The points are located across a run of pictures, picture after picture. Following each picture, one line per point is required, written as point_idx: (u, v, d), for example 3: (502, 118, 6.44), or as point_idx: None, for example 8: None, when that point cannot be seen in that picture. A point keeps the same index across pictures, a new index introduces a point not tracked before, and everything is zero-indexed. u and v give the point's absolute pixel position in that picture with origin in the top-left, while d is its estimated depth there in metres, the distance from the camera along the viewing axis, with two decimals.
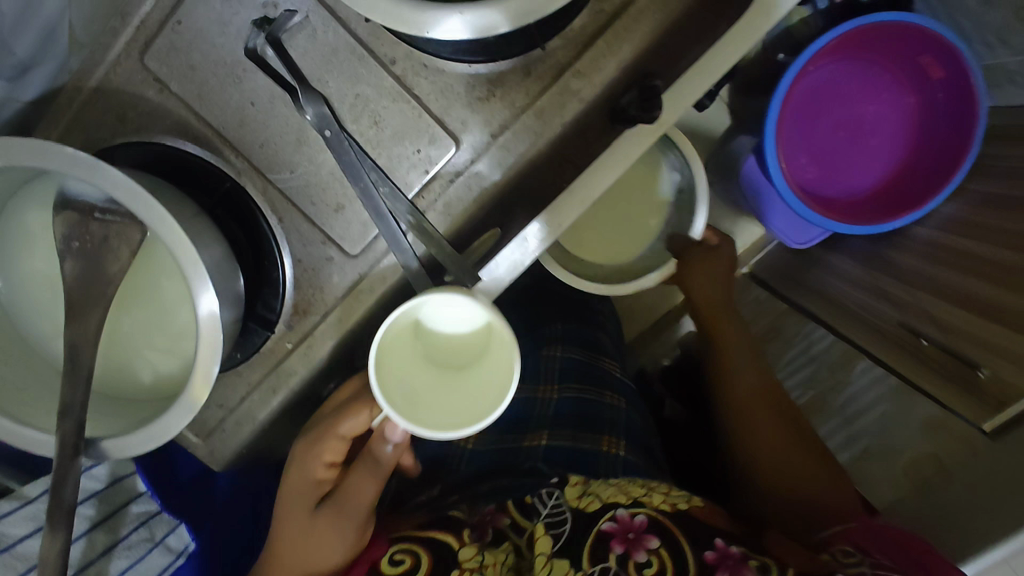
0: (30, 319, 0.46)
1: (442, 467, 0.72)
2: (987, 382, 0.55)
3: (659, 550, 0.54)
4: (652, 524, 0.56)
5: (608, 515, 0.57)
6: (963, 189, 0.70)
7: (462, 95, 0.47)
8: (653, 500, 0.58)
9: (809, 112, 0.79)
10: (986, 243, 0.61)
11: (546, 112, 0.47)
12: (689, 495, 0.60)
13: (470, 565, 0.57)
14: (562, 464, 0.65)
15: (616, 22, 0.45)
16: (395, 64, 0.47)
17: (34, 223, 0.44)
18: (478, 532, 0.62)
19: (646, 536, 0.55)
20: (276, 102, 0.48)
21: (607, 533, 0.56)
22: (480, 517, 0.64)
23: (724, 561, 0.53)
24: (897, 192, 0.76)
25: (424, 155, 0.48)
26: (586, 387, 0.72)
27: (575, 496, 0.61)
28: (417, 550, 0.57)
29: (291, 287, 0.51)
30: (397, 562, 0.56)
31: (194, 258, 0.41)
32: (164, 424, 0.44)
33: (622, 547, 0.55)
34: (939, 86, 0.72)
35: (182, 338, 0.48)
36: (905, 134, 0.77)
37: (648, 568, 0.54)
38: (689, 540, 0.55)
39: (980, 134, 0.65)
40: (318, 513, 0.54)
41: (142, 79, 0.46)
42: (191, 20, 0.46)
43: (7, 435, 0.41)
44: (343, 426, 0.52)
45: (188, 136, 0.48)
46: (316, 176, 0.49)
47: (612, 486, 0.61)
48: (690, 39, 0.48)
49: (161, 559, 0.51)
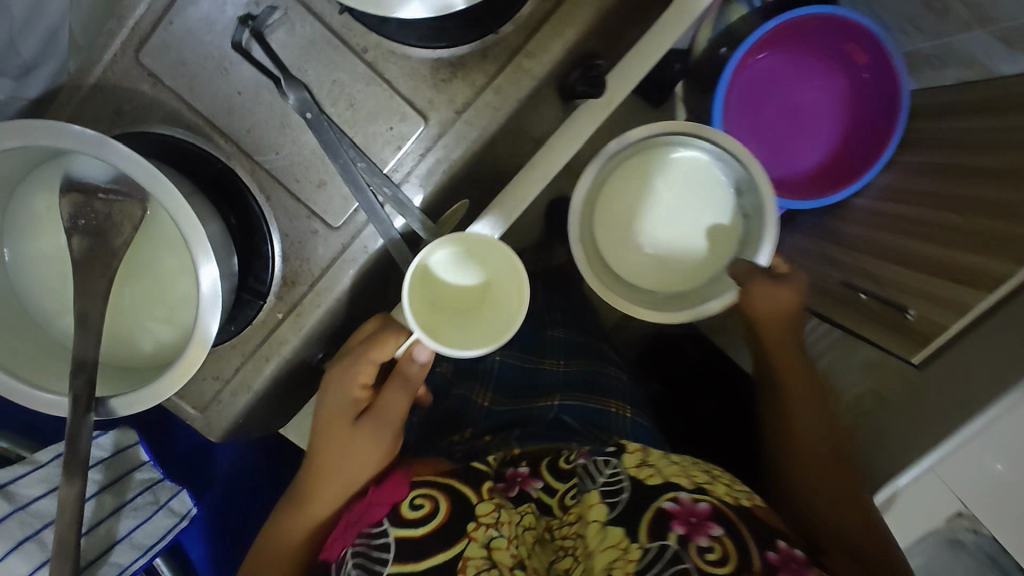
0: (37, 297, 0.47)
1: (460, 423, 0.65)
2: (915, 323, 0.60)
3: (722, 537, 0.51)
4: (716, 512, 0.52)
5: (669, 495, 0.54)
6: (897, 163, 0.80)
7: (427, 78, 0.48)
8: (715, 489, 0.55)
9: (752, 99, 0.89)
10: (922, 209, 0.67)
11: (504, 89, 0.48)
12: (752, 492, 0.57)
13: (487, 520, 0.50)
14: (580, 421, 0.62)
15: (560, 8, 0.47)
16: (367, 52, 0.48)
17: (42, 205, 0.45)
18: (503, 484, 0.56)
19: (708, 523, 0.52)
20: (261, 91, 0.48)
21: (668, 513, 0.53)
22: (510, 474, 0.58)
23: (788, 564, 0.49)
24: (838, 169, 0.87)
25: (398, 132, 0.49)
26: (591, 360, 0.69)
27: (635, 465, 0.58)
28: (438, 493, 0.51)
29: (279, 260, 0.52)
30: (414, 508, 0.50)
31: (197, 227, 0.42)
32: (169, 379, 0.44)
33: (683, 529, 0.52)
34: (864, 69, 0.85)
35: (181, 308, 0.48)
36: (839, 117, 0.89)
37: (710, 553, 0.50)
38: (756, 538, 0.51)
39: (902, 114, 0.78)
40: (359, 426, 0.53)
41: (137, 74, 0.48)
42: (180, 17, 0.46)
43: (24, 397, 0.43)
44: (374, 353, 0.50)
45: (181, 127, 0.49)
46: (300, 156, 0.49)
47: (674, 464, 0.58)
48: (625, 24, 0.51)
49: (166, 520, 0.61)
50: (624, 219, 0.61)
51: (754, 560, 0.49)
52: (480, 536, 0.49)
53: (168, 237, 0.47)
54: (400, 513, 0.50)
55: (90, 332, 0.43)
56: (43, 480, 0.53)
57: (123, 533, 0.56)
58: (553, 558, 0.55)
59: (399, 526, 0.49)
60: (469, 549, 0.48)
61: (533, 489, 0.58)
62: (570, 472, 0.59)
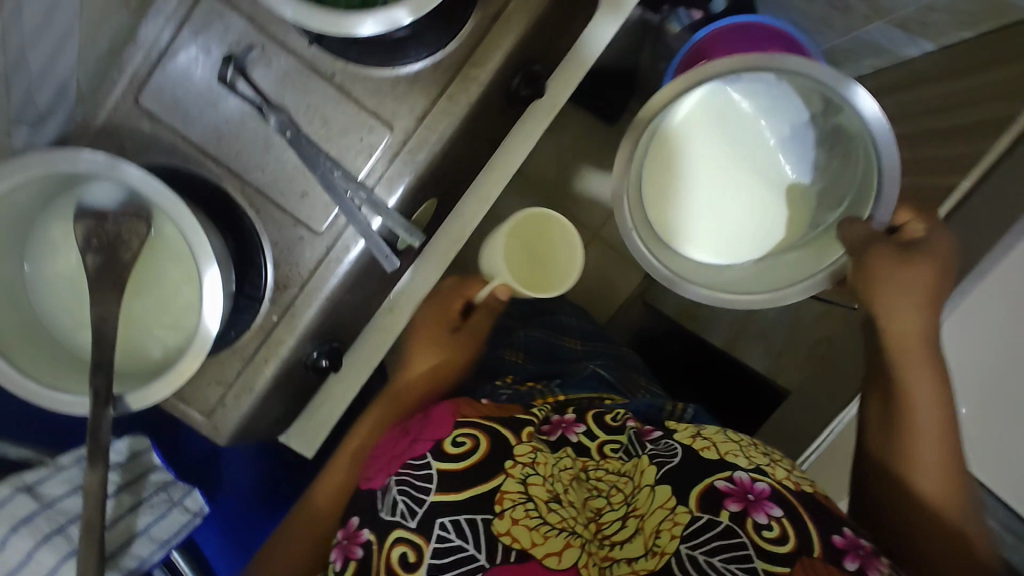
0: (54, 316, 0.52)
1: (500, 373, 0.75)
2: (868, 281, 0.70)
3: (782, 518, 0.50)
4: (775, 493, 0.51)
5: (724, 474, 0.53)
6: None
7: (389, 93, 0.55)
8: (776, 473, 0.54)
9: None
10: None
11: (456, 96, 0.56)
12: (813, 482, 0.55)
13: (524, 459, 0.51)
14: (614, 377, 0.75)
15: (496, 24, 0.55)
16: (335, 76, 0.55)
17: (59, 232, 0.51)
18: (546, 427, 0.59)
19: (767, 502, 0.50)
20: (246, 118, 0.55)
21: (722, 491, 0.52)
22: (555, 420, 0.60)
23: (853, 552, 0.48)
24: None
25: (368, 142, 0.56)
26: (607, 343, 0.83)
27: (688, 439, 0.57)
28: (480, 433, 0.52)
29: (271, 267, 0.58)
30: (456, 444, 0.51)
31: (200, 234, 0.48)
32: (183, 368, 0.49)
33: (739, 505, 0.51)
34: None
35: (186, 314, 0.53)
36: None
37: (769, 532, 0.49)
38: (821, 524, 0.49)
39: None
40: (456, 333, 0.69)
41: (137, 114, 0.55)
42: (173, 62, 0.54)
43: (45, 400, 0.48)
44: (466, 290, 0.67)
45: (178, 157, 0.56)
46: (283, 172, 0.56)
47: (730, 441, 0.57)
48: (555, 32, 0.59)
49: (181, 517, 0.67)
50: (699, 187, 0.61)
51: (814, 538, 0.49)
52: (518, 472, 0.50)
53: (174, 249, 0.52)
54: (443, 448, 0.51)
55: (108, 335, 0.49)
56: (68, 480, 0.61)
57: (142, 527, 0.64)
58: (587, 495, 0.56)
59: (442, 461, 0.50)
60: (506, 484, 0.49)
61: (574, 435, 0.59)
62: (617, 429, 0.60)
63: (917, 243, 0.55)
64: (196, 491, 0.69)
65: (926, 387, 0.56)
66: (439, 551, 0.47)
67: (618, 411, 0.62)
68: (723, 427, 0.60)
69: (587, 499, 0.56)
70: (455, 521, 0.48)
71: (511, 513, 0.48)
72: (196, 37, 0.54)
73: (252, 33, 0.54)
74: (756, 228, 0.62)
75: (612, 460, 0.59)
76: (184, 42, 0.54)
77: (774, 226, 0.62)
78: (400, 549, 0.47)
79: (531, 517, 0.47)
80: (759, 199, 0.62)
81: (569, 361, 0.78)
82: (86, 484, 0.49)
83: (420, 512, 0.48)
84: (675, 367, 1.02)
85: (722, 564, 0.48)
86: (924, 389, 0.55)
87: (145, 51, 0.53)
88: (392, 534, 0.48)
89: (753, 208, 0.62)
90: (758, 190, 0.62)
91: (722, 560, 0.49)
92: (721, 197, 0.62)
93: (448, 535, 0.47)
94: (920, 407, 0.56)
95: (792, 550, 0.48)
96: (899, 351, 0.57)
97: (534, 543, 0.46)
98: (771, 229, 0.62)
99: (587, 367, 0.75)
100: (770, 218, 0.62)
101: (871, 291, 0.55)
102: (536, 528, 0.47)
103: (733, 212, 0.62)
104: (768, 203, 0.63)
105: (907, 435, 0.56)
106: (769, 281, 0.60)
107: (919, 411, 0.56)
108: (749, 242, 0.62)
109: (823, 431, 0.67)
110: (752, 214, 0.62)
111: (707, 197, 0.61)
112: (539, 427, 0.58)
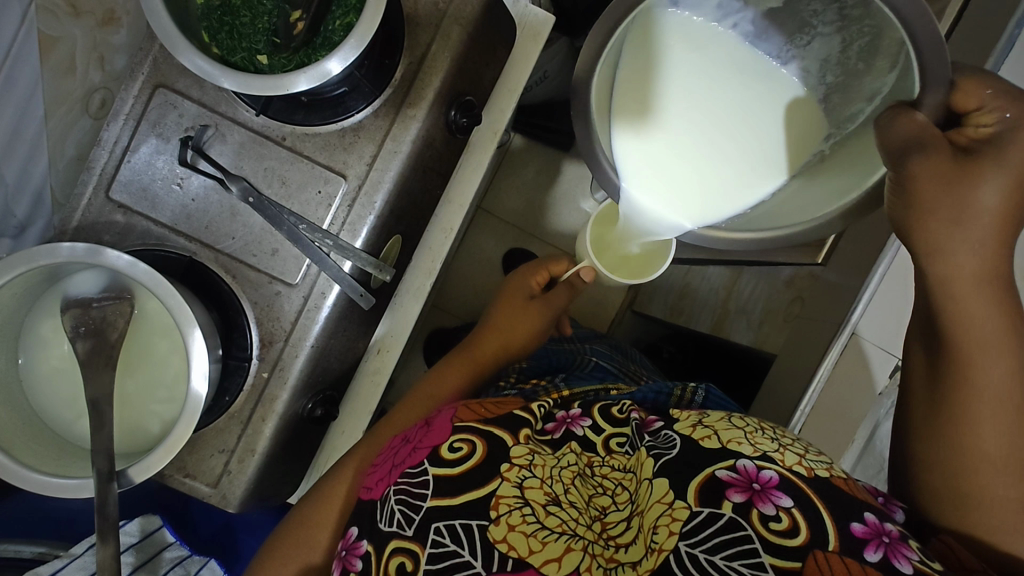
0: (52, 410, 0.54)
1: (502, 374, 0.76)
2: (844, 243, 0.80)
3: (792, 508, 0.44)
4: (785, 482, 0.46)
5: (725, 463, 0.48)
6: None
7: (340, 145, 0.60)
8: (785, 459, 0.48)
9: None
10: None
11: (399, 135, 0.60)
12: (831, 462, 0.50)
13: (520, 461, 0.51)
14: (613, 364, 0.80)
15: (423, 65, 0.60)
16: (285, 139, 0.60)
17: (49, 329, 0.54)
18: (550, 426, 0.57)
19: (775, 491, 0.45)
20: (210, 191, 0.59)
21: (724, 480, 0.47)
22: (558, 417, 0.59)
23: (879, 538, 0.42)
24: None
25: (326, 193, 0.60)
26: (604, 343, 0.87)
27: (688, 429, 0.53)
28: (476, 437, 0.53)
29: (254, 326, 0.60)
30: (453, 450, 0.52)
31: (179, 300, 0.49)
32: (178, 434, 0.49)
33: (743, 495, 0.46)
34: None
35: (178, 383, 0.55)
36: None
37: (777, 523, 0.44)
38: (835, 510, 0.44)
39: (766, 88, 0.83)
40: (531, 300, 0.78)
41: (111, 208, 0.59)
42: (135, 155, 0.58)
43: (49, 487, 0.49)
44: (554, 266, 0.80)
45: (153, 239, 0.59)
46: (252, 235, 0.59)
47: (734, 427, 0.52)
48: (479, 67, 0.65)
49: None
50: (669, 143, 0.59)
51: (829, 528, 0.43)
52: (513, 476, 0.50)
53: (161, 323, 0.55)
54: (439, 454, 0.52)
55: (103, 413, 0.50)
56: (83, 566, 0.71)
57: None
58: (593, 492, 0.53)
59: (439, 466, 0.51)
60: (502, 488, 0.49)
61: (580, 428, 0.58)
62: (623, 421, 0.58)
63: (983, 139, 0.42)
64: (210, 562, 0.82)
65: (1005, 327, 0.44)
66: (435, 555, 0.47)
67: (624, 404, 0.61)
68: (728, 414, 0.55)
69: (591, 497, 0.52)
70: (449, 525, 0.48)
71: (507, 518, 0.47)
72: (154, 129, 0.59)
73: (205, 115, 0.59)
74: (743, 175, 0.59)
75: (618, 455, 0.56)
76: (144, 135, 0.58)
77: (751, 166, 0.59)
78: (398, 559, 0.48)
79: (528, 522, 0.47)
80: (734, 136, 0.59)
81: (572, 354, 0.82)
82: (100, 561, 0.52)
83: (416, 518, 0.48)
84: (678, 361, 1.04)
85: (726, 562, 0.43)
86: (985, 329, 0.44)
87: (109, 150, 0.58)
88: (391, 544, 0.48)
89: (729, 148, 0.59)
90: (745, 123, 0.59)
91: (724, 558, 0.43)
92: (690, 142, 0.59)
93: (443, 540, 0.47)
94: (989, 355, 0.44)
95: (804, 543, 0.43)
96: (955, 278, 0.44)
97: (532, 550, 0.45)
98: (762, 162, 0.59)
99: (591, 356, 0.81)
100: (758, 150, 0.59)
101: (917, 208, 0.42)
102: (533, 534, 0.46)
103: (705, 156, 0.60)
104: (745, 140, 0.59)
105: (964, 393, 0.46)
106: (765, 221, 0.54)
107: (991, 357, 0.44)
108: (731, 180, 0.59)
109: (809, 385, 0.73)
110: (730, 154, 0.59)
111: (675, 142, 0.59)
112: (540, 426, 0.57)
